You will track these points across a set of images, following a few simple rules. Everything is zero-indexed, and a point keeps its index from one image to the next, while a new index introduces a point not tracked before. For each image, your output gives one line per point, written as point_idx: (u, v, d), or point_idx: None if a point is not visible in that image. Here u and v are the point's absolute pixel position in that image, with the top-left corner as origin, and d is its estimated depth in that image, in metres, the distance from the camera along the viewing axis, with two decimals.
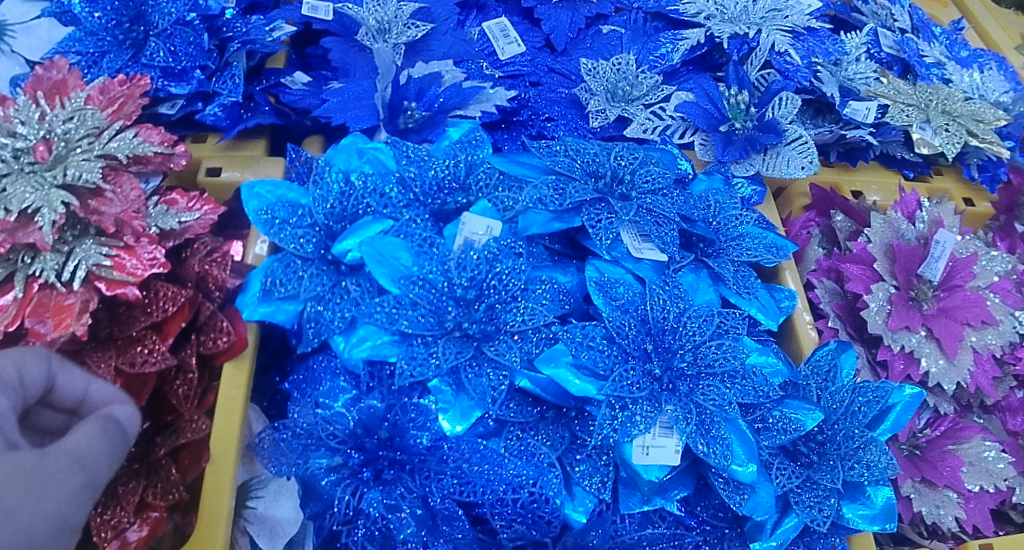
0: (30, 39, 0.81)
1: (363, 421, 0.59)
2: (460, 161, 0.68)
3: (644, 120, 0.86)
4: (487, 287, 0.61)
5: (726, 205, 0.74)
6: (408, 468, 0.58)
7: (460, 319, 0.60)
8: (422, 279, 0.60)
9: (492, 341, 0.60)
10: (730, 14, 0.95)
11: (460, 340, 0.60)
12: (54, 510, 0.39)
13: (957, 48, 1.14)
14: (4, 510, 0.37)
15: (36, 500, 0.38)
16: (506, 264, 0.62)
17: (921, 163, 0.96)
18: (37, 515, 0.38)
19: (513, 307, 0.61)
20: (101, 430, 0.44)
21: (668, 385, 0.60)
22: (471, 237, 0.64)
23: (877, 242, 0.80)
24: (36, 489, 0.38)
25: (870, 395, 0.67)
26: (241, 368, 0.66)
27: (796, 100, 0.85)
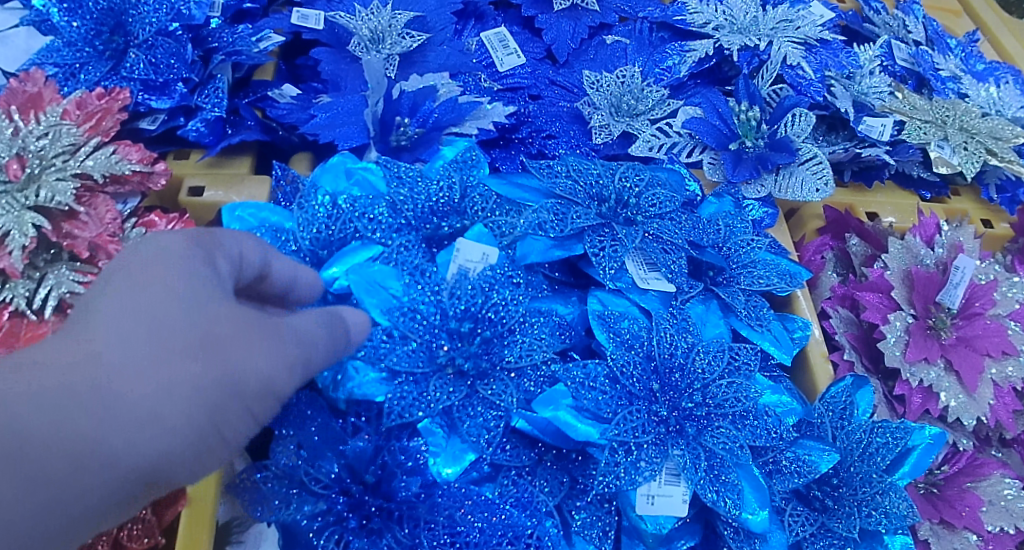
0: (8, 52, 0.78)
1: (348, 464, 0.55)
2: (454, 185, 0.64)
3: (650, 137, 0.82)
4: (483, 319, 0.57)
5: (736, 230, 0.71)
6: (397, 516, 0.54)
7: (454, 353, 0.56)
8: (412, 309, 0.56)
9: (487, 379, 0.56)
10: (740, 24, 0.91)
11: (452, 378, 0.55)
12: (264, 372, 0.44)
13: (973, 61, 1.10)
14: (221, 348, 0.43)
15: (253, 358, 0.43)
16: (502, 295, 0.58)
17: (938, 184, 0.92)
18: (247, 362, 0.43)
19: (512, 342, 0.57)
20: (322, 325, 0.47)
21: (674, 427, 0.57)
22: (466, 265, 0.59)
23: (894, 268, 0.76)
24: (255, 347, 0.44)
25: (889, 436, 0.64)
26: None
27: (809, 117, 0.81)
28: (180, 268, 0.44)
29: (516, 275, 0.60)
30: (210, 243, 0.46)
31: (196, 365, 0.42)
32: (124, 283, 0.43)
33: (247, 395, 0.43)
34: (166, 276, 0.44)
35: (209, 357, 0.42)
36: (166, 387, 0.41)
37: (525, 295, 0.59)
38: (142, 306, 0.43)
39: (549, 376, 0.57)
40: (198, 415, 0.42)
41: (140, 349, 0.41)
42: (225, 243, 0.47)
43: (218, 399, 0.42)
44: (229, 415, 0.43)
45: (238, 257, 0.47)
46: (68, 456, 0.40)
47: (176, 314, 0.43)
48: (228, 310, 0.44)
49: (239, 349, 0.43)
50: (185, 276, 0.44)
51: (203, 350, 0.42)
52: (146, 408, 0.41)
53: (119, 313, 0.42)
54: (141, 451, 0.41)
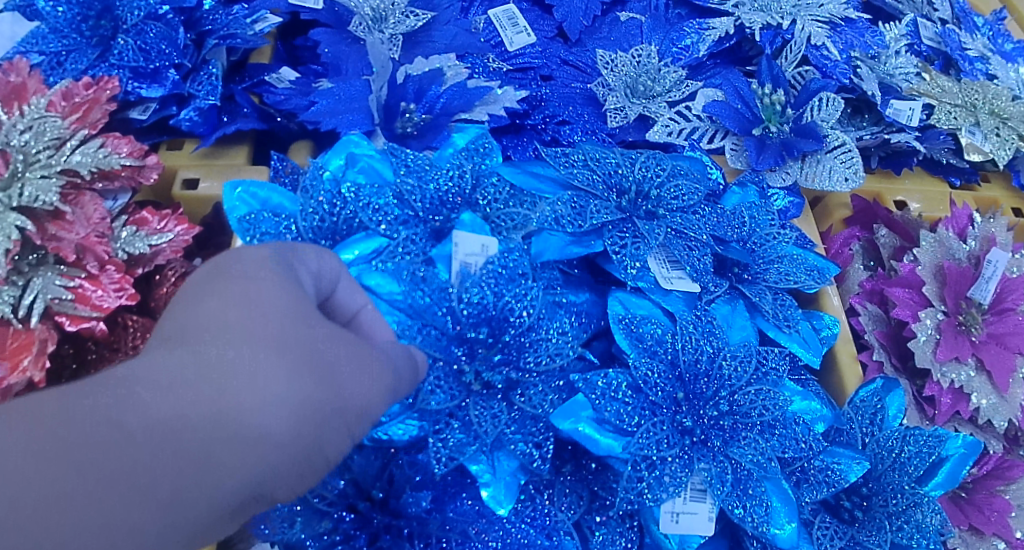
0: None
1: (353, 479, 0.52)
2: (465, 172, 0.60)
3: (669, 121, 0.78)
4: (500, 321, 0.53)
5: (761, 221, 0.67)
6: (406, 534, 0.52)
7: (473, 363, 0.52)
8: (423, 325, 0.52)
9: (520, 389, 0.52)
10: (762, 1, 0.86)
11: (483, 394, 0.52)
12: (362, 395, 0.41)
13: (999, 40, 1.06)
14: (328, 366, 0.40)
15: (353, 379, 0.40)
16: (513, 292, 0.54)
17: (969, 170, 0.88)
18: (351, 383, 0.40)
19: (543, 340, 0.53)
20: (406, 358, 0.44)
21: (699, 438, 0.53)
22: (467, 261, 0.55)
23: (925, 263, 0.72)
24: (357, 364, 0.41)
25: (922, 445, 0.60)
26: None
27: (839, 101, 0.77)
28: (272, 279, 0.42)
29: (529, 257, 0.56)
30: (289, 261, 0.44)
31: (304, 379, 0.39)
32: (221, 290, 0.41)
33: (348, 418, 0.40)
34: (256, 288, 0.41)
35: (316, 374, 0.39)
36: (268, 404, 0.38)
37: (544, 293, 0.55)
38: (240, 315, 0.40)
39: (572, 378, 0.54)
40: (305, 432, 0.39)
41: (239, 362, 0.38)
42: (303, 254, 0.45)
43: (321, 420, 0.39)
44: (329, 440, 0.40)
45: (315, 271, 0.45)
46: (169, 480, 0.36)
47: (275, 326, 0.39)
48: (323, 325, 0.41)
49: (342, 370, 0.40)
50: (282, 290, 0.41)
51: (311, 368, 0.39)
52: (259, 426, 0.38)
53: (215, 324, 0.40)
54: (253, 468, 0.38)
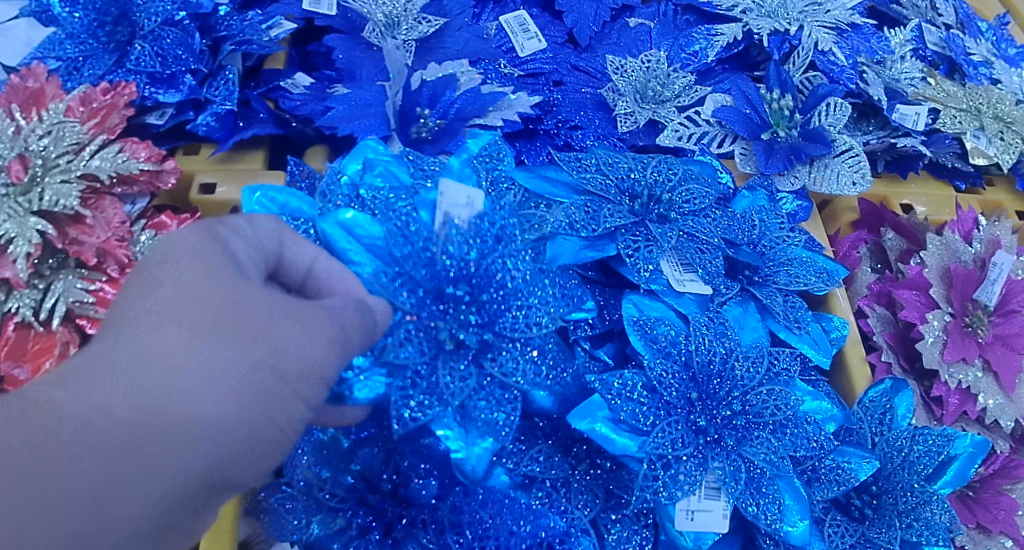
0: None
1: (363, 474, 0.54)
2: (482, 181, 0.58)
3: (678, 126, 0.79)
4: (483, 281, 0.50)
5: (771, 224, 0.68)
6: (422, 523, 0.53)
7: (450, 324, 0.49)
8: (400, 274, 0.49)
9: (492, 353, 0.49)
10: (768, 9, 0.88)
11: (453, 354, 0.49)
12: (300, 351, 0.44)
13: (1003, 45, 1.07)
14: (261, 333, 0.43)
15: (291, 340, 0.44)
16: (495, 251, 0.51)
17: (973, 173, 0.90)
18: (291, 346, 0.44)
19: (523, 308, 0.50)
20: (351, 308, 0.46)
21: (713, 438, 0.54)
22: (451, 211, 0.51)
23: (932, 266, 0.74)
24: (289, 325, 0.44)
25: (931, 444, 0.61)
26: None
27: (847, 106, 0.78)
28: (198, 261, 0.44)
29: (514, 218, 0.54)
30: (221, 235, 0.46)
31: (241, 350, 0.42)
32: (153, 284, 0.44)
33: (287, 376, 0.44)
34: (188, 270, 0.44)
35: (252, 341, 0.43)
36: (203, 379, 0.41)
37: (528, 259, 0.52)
38: (174, 306, 0.43)
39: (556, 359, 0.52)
40: (253, 398, 0.42)
41: (173, 342, 0.42)
42: (230, 225, 0.47)
43: (260, 383, 0.43)
44: (272, 400, 0.43)
45: (252, 238, 0.47)
46: (142, 481, 0.40)
47: (206, 309, 0.43)
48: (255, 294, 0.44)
49: (278, 335, 0.44)
50: (211, 272, 0.44)
51: (247, 338, 0.43)
52: (208, 405, 0.41)
53: (150, 310, 0.43)
54: (216, 448, 0.42)
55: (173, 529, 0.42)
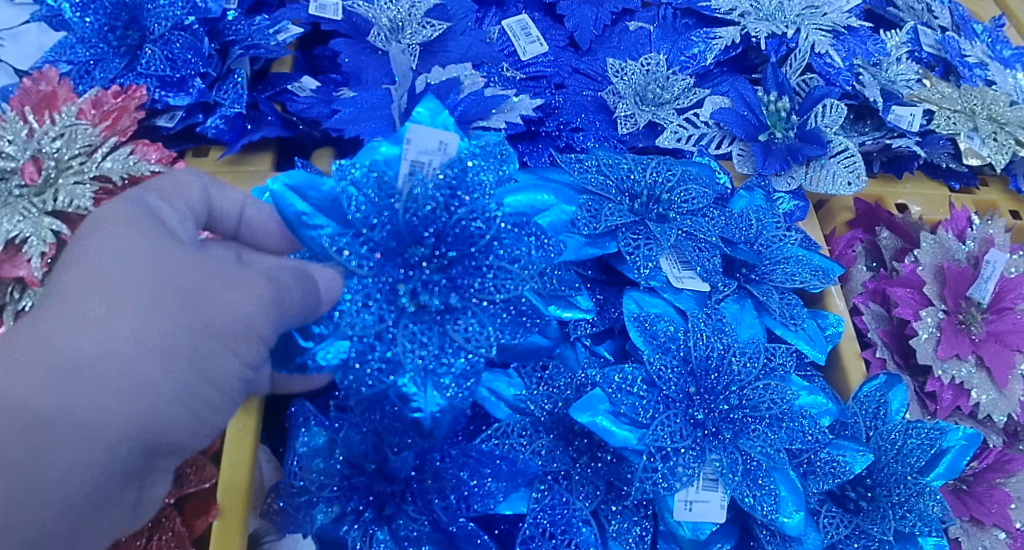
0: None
1: (349, 460, 0.55)
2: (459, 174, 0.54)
3: (677, 128, 0.80)
4: (447, 238, 0.49)
5: (768, 223, 0.70)
6: (407, 493, 0.55)
7: (412, 284, 0.48)
8: (357, 236, 0.49)
9: (457, 316, 0.48)
10: (766, 12, 0.90)
11: (416, 316, 0.48)
12: (234, 314, 0.43)
13: (999, 46, 1.09)
14: (192, 293, 0.42)
15: (223, 303, 0.43)
16: (465, 207, 0.50)
17: (966, 173, 0.91)
18: (224, 308, 0.43)
19: (491, 269, 0.49)
20: (295, 279, 0.46)
21: (711, 431, 0.56)
22: (420, 156, 0.52)
23: (926, 264, 0.75)
24: (222, 287, 0.44)
25: (923, 437, 0.63)
26: (250, 413, 0.60)
27: (842, 107, 0.80)
28: (123, 224, 0.44)
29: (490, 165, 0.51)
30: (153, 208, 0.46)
31: (169, 313, 0.42)
32: (77, 254, 0.43)
33: (222, 341, 0.43)
34: (116, 237, 0.43)
35: (180, 303, 0.42)
36: (131, 345, 0.40)
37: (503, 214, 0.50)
38: (97, 272, 0.42)
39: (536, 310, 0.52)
40: (183, 363, 0.42)
41: (99, 312, 0.41)
42: (161, 190, 0.48)
43: (191, 346, 0.42)
44: (206, 366, 0.43)
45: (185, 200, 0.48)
46: (69, 453, 0.39)
47: (130, 272, 0.42)
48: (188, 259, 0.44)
49: (210, 296, 0.43)
50: (138, 235, 0.44)
51: (176, 301, 0.42)
52: (134, 373, 0.40)
53: (72, 281, 0.42)
54: (144, 419, 0.41)
55: (112, 501, 0.42)
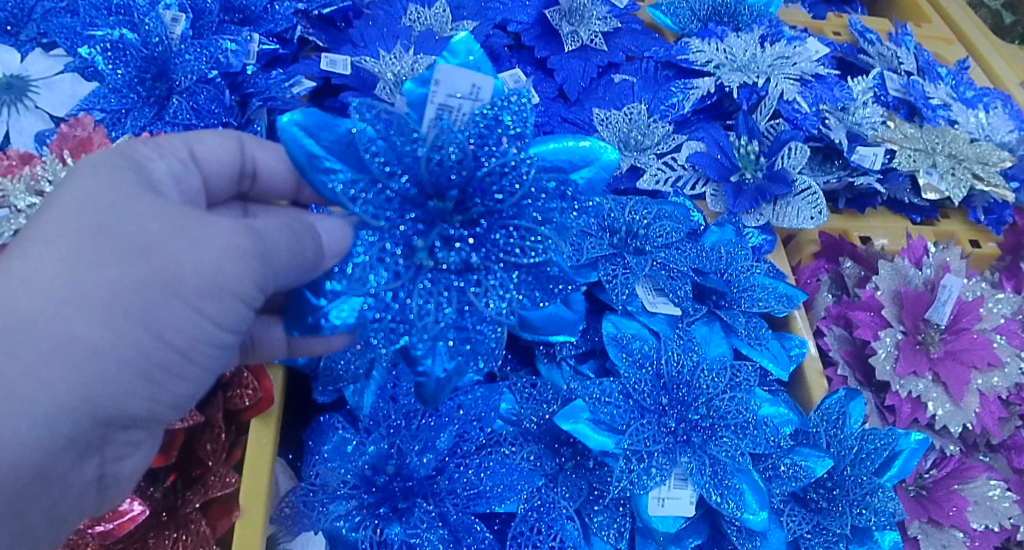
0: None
1: (371, 462, 0.64)
2: (490, 112, 0.55)
3: (656, 171, 0.89)
4: (471, 193, 0.54)
5: (737, 255, 0.77)
6: (419, 494, 0.63)
7: (429, 241, 0.53)
8: (376, 184, 0.54)
9: (476, 274, 0.54)
10: (740, 62, 0.99)
11: (434, 274, 0.53)
12: (199, 265, 0.49)
13: (962, 88, 1.17)
14: (156, 243, 0.49)
15: (185, 255, 0.49)
16: (492, 157, 0.54)
17: (928, 208, 1.00)
18: (185, 258, 0.49)
19: (515, 228, 0.54)
20: (281, 240, 0.53)
21: (682, 437, 0.64)
22: (453, 99, 0.56)
23: (884, 289, 0.83)
24: (189, 239, 0.49)
25: (878, 442, 0.70)
26: (268, 426, 0.69)
27: (805, 150, 0.88)
28: (97, 177, 0.50)
29: (518, 108, 0.55)
30: (147, 160, 0.54)
31: (132, 264, 0.48)
32: (49, 206, 0.50)
33: (188, 294, 0.49)
34: (84, 190, 0.50)
35: (143, 255, 0.48)
36: (94, 298, 0.48)
37: (533, 165, 0.55)
38: (67, 223, 0.49)
39: (563, 277, 0.57)
40: (146, 311, 0.48)
41: (73, 264, 0.48)
42: (146, 148, 0.55)
43: (152, 296, 0.48)
44: (166, 320, 0.49)
45: (172, 154, 0.56)
46: (40, 400, 0.47)
47: (99, 225, 0.49)
48: (168, 210, 0.50)
49: (174, 247, 0.49)
50: (108, 189, 0.50)
51: (141, 253, 0.48)
52: (97, 324, 0.48)
53: (42, 230, 0.49)
54: (105, 368, 0.48)
55: (84, 446, 0.50)
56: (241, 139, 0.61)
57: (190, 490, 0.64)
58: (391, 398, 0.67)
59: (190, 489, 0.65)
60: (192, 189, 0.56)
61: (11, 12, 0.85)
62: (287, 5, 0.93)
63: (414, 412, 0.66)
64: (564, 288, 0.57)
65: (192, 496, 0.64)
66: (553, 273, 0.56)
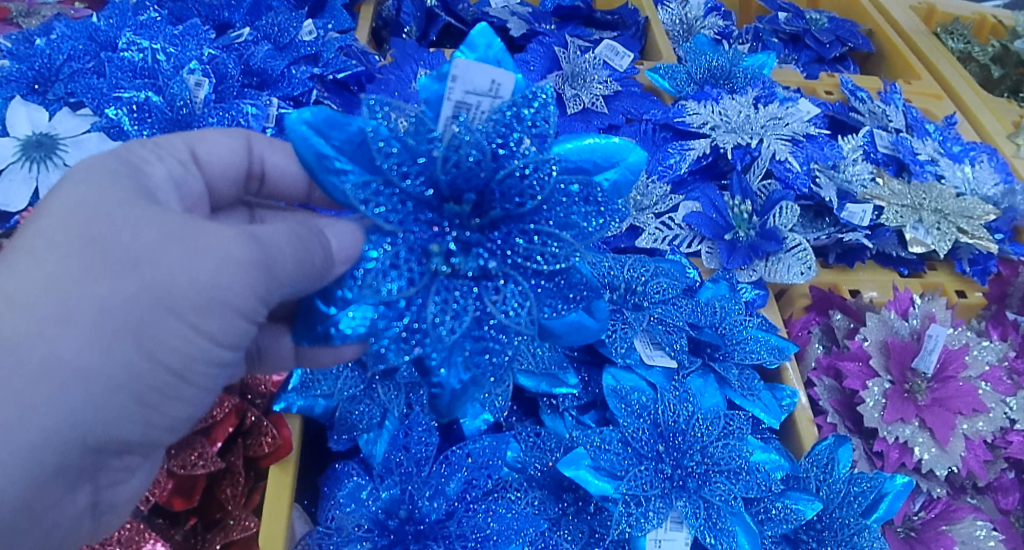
0: (12, 123, 0.89)
1: (384, 507, 0.69)
2: (512, 108, 0.58)
3: (654, 230, 0.95)
4: (490, 196, 0.57)
5: (730, 310, 0.83)
6: (428, 536, 0.67)
7: (444, 247, 0.57)
8: (388, 186, 0.57)
9: (494, 282, 0.57)
10: (734, 124, 1.05)
11: (449, 277, 0.57)
12: (194, 280, 0.51)
13: (950, 144, 1.21)
14: (149, 254, 0.51)
15: (180, 269, 0.51)
16: (514, 159, 0.57)
17: (915, 261, 1.05)
18: (179, 271, 0.51)
19: (536, 234, 0.58)
20: (285, 253, 0.55)
21: (678, 483, 0.69)
22: (470, 93, 0.59)
23: (872, 339, 0.88)
24: (183, 250, 0.51)
25: (865, 484, 0.75)
26: (287, 471, 0.74)
27: (795, 209, 0.95)
28: (93, 187, 0.53)
29: (539, 104, 0.58)
30: (145, 165, 0.58)
31: (126, 278, 0.50)
32: (43, 217, 0.52)
33: (183, 309, 0.51)
34: (78, 203, 0.52)
35: (138, 267, 0.50)
36: (87, 313, 0.49)
37: (555, 167, 0.58)
38: (62, 235, 0.51)
39: (586, 284, 0.61)
40: (141, 327, 0.50)
41: (68, 278, 0.50)
42: (148, 157, 0.60)
43: (146, 312, 0.50)
44: (160, 339, 0.51)
45: (174, 160, 0.62)
46: (34, 422, 0.49)
47: (94, 237, 0.51)
48: (167, 219, 0.52)
49: (169, 260, 0.51)
50: (103, 200, 0.52)
51: (137, 266, 0.50)
52: (90, 339, 0.49)
53: (34, 243, 0.51)
54: (97, 387, 0.50)
55: (73, 469, 0.52)
56: (249, 138, 0.68)
57: (210, 532, 0.70)
58: (404, 446, 0.73)
59: (209, 531, 0.71)
60: (191, 189, 0.62)
61: (39, 72, 0.94)
62: (304, 70, 1.04)
63: (424, 460, 0.72)
64: (586, 296, 0.61)
65: (211, 537, 0.70)
66: (575, 280, 0.61)
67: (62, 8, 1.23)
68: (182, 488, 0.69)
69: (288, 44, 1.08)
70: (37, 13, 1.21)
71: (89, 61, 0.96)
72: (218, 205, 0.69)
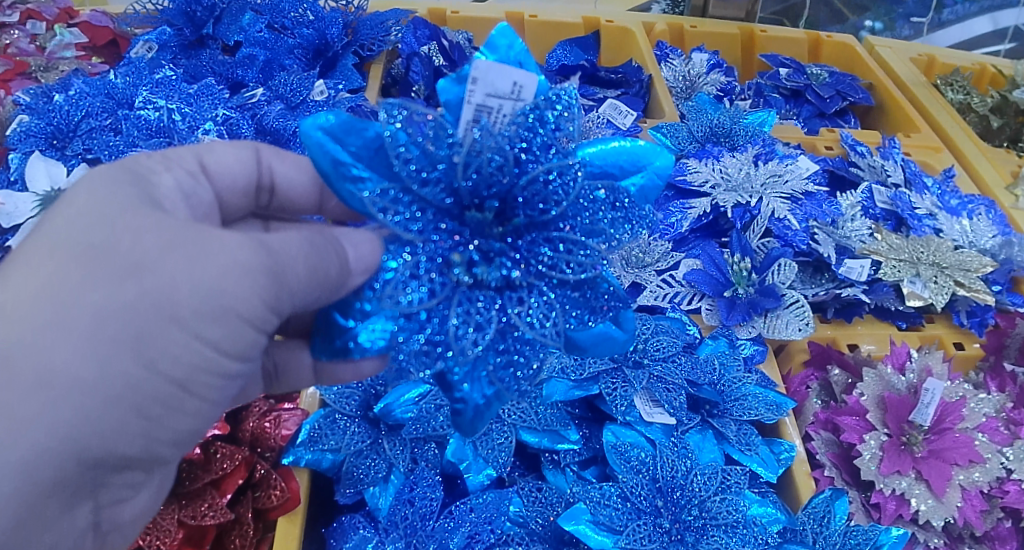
0: (32, 178, 0.97)
1: None
2: (538, 107, 0.59)
3: (655, 287, 0.99)
4: (514, 202, 0.59)
5: (729, 367, 0.87)
6: None
7: (465, 258, 0.58)
8: (408, 193, 0.58)
9: (518, 293, 0.59)
10: (734, 183, 1.09)
11: (470, 289, 0.58)
12: (198, 288, 0.53)
13: (948, 197, 1.23)
14: (151, 261, 0.52)
15: (182, 278, 0.53)
16: (537, 165, 0.59)
17: (913, 314, 1.08)
18: (181, 279, 0.53)
19: (561, 241, 0.59)
20: (298, 258, 0.57)
21: (676, 536, 0.71)
22: (491, 95, 0.59)
23: (868, 395, 0.91)
24: (186, 258, 0.53)
25: (861, 538, 0.77)
26: (295, 523, 0.77)
27: (792, 265, 0.98)
28: (98, 197, 0.55)
29: (561, 103, 0.59)
30: (154, 175, 0.60)
31: (128, 286, 0.52)
32: (51, 227, 0.55)
33: (184, 317, 0.53)
34: (82, 212, 0.55)
35: (140, 275, 0.52)
36: (86, 320, 0.51)
37: (579, 171, 0.59)
38: (68, 243, 0.54)
39: (613, 293, 0.63)
40: (141, 337, 0.52)
41: (71, 287, 0.52)
42: (157, 167, 0.62)
43: (147, 321, 0.52)
44: (161, 348, 0.53)
45: (183, 170, 0.63)
46: (36, 436, 0.51)
47: (97, 245, 0.53)
48: (171, 227, 0.54)
49: (172, 270, 0.52)
50: (109, 210, 0.55)
51: (140, 274, 0.52)
52: (89, 345, 0.51)
53: (41, 252, 0.54)
54: (93, 398, 0.52)
55: (69, 486, 0.55)
56: (258, 148, 0.69)
57: None
58: (408, 501, 0.76)
59: None
60: (202, 199, 0.63)
61: (58, 128, 1.01)
62: None
63: (429, 514, 0.75)
64: (611, 305, 0.62)
65: None
66: (603, 289, 0.62)
67: (80, 62, 1.30)
68: (192, 538, 0.74)
69: (299, 103, 1.14)
70: (56, 67, 1.29)
71: (105, 118, 1.02)
72: (232, 217, 0.70)
